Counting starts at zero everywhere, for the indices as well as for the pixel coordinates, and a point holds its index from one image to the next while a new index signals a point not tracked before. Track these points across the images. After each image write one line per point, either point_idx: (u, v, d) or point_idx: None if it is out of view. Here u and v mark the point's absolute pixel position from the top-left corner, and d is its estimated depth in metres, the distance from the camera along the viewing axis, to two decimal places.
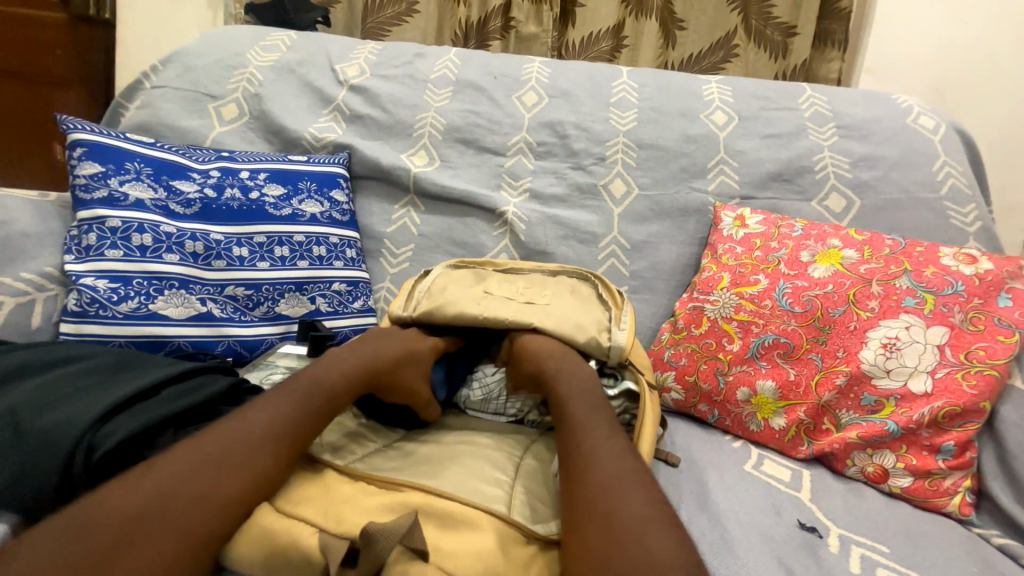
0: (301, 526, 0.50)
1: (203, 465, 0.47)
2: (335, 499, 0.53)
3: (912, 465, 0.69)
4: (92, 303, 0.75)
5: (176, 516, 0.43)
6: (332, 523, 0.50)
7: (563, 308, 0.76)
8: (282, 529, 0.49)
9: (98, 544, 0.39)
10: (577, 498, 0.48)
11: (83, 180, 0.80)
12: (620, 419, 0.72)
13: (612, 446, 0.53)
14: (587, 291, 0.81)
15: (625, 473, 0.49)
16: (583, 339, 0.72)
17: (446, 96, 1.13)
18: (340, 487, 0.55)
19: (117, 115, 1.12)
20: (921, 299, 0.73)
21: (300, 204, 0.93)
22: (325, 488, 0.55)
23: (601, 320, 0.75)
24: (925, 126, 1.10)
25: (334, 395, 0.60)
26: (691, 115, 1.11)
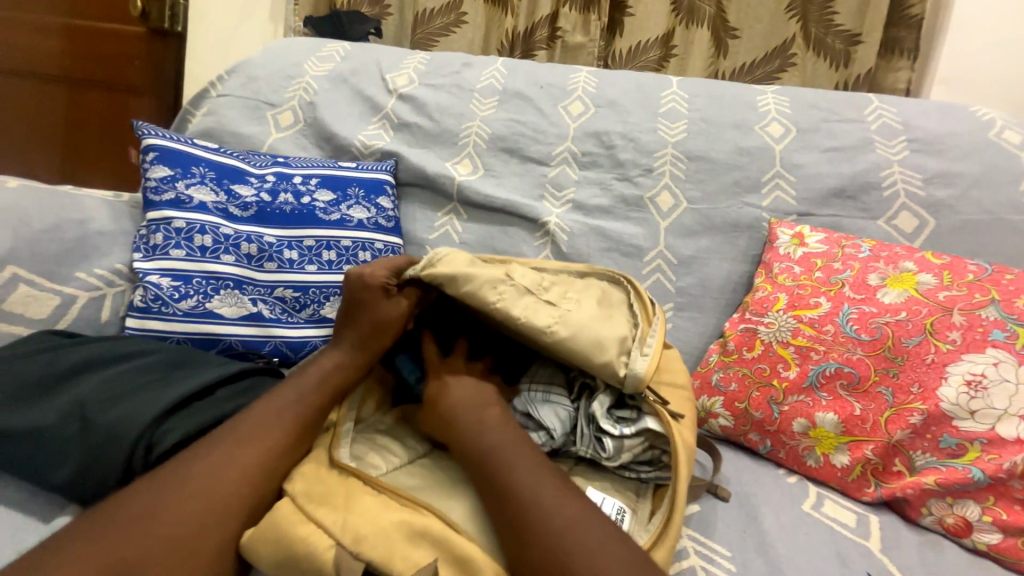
0: (318, 536, 0.50)
1: (209, 488, 0.51)
2: (356, 510, 0.52)
3: (1001, 520, 0.61)
4: (155, 300, 0.79)
5: (208, 498, 0.51)
6: (348, 536, 0.49)
7: (586, 317, 0.68)
8: (300, 538, 0.49)
9: (146, 526, 0.47)
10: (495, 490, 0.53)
11: (154, 183, 0.85)
12: (650, 456, 0.66)
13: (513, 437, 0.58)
14: (617, 308, 0.73)
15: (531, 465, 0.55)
16: (599, 361, 0.65)
17: (491, 105, 1.14)
18: (362, 500, 0.54)
19: (185, 121, 1.19)
20: (1012, 332, 0.65)
21: (348, 210, 0.95)
22: (349, 498, 0.54)
23: (624, 339, 0.67)
24: (1011, 141, 1.00)
25: (337, 386, 0.66)
26: (745, 127, 1.06)
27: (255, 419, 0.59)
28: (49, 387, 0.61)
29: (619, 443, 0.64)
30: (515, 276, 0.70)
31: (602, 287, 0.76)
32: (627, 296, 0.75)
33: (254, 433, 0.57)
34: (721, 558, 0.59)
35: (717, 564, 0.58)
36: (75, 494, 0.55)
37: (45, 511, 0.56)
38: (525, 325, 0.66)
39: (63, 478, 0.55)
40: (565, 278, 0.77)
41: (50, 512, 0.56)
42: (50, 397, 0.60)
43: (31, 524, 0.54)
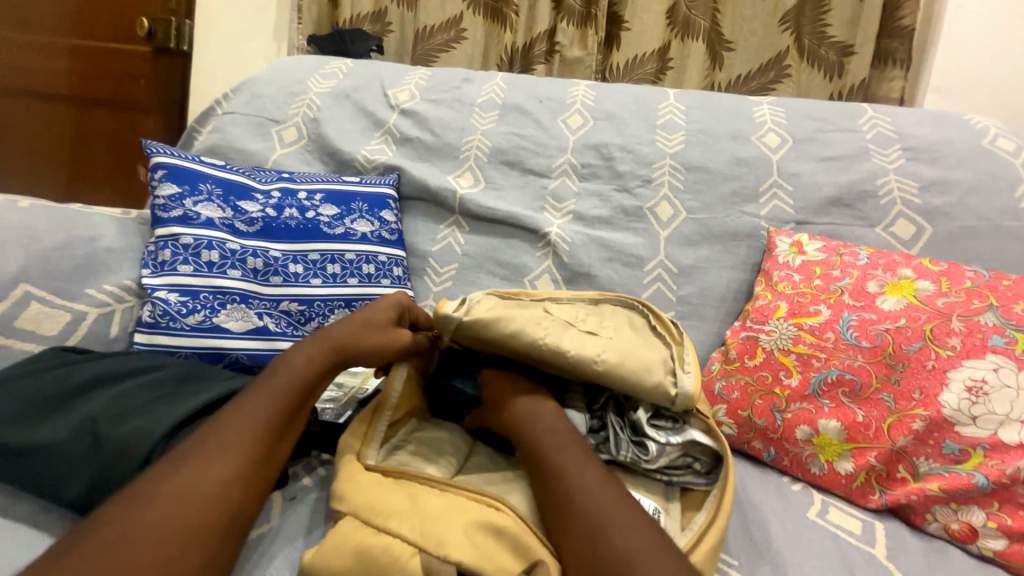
0: (397, 544, 0.49)
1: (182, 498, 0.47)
2: (428, 514, 0.51)
3: (1007, 526, 0.61)
4: (163, 315, 0.80)
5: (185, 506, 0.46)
6: (430, 543, 0.48)
7: (628, 343, 0.70)
8: (380, 546, 0.49)
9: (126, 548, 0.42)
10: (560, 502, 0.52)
11: (162, 200, 0.87)
12: (681, 462, 0.66)
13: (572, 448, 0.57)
14: (641, 322, 0.77)
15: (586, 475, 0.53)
16: (649, 383, 0.66)
17: (492, 119, 1.16)
18: (429, 501, 0.53)
19: (192, 138, 1.21)
20: (1012, 338, 0.66)
21: (352, 224, 0.96)
22: (415, 503, 0.53)
23: (665, 360, 0.69)
24: (1004, 149, 1.02)
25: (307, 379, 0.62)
26: (742, 138, 1.08)
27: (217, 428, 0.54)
28: (59, 404, 0.62)
29: (661, 446, 0.64)
30: (554, 311, 0.73)
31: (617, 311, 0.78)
32: (645, 317, 0.77)
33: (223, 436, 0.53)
34: (731, 569, 0.58)
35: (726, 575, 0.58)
36: (86, 510, 0.55)
37: (54, 528, 0.56)
38: (574, 356, 0.66)
39: (75, 495, 0.55)
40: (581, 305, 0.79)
41: (59, 528, 0.56)
42: (61, 413, 0.61)
43: (40, 540, 0.54)
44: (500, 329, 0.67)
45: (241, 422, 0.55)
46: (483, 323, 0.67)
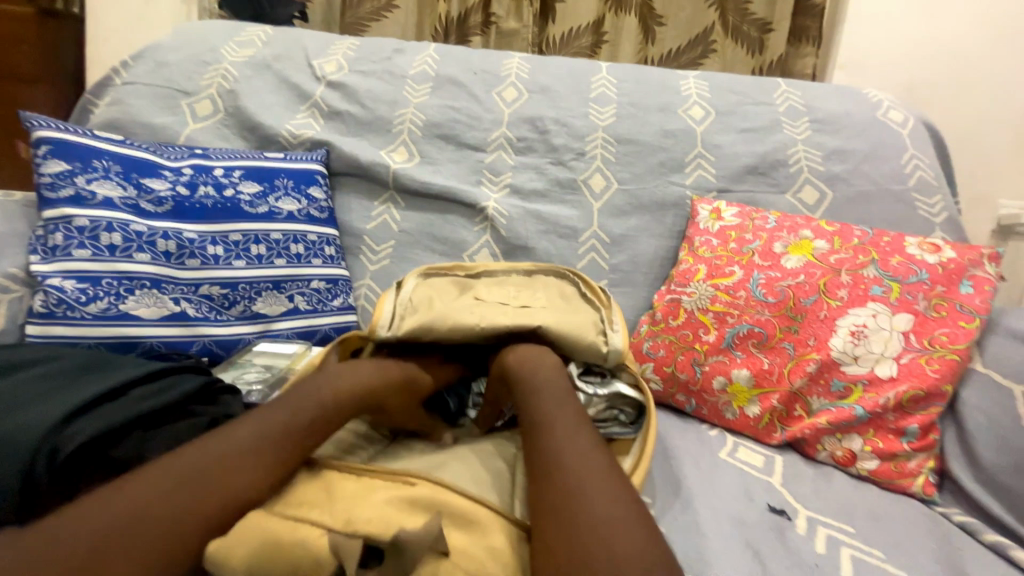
0: (306, 527, 0.45)
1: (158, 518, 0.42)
2: (341, 495, 0.51)
3: (879, 448, 0.71)
4: (59, 304, 0.73)
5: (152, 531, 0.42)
6: (342, 521, 0.46)
7: (558, 313, 0.76)
8: (286, 529, 0.45)
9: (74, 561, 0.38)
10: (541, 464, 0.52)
11: (48, 179, 0.78)
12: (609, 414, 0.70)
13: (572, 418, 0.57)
14: (571, 291, 0.82)
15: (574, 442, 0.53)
16: (583, 344, 0.71)
17: (425, 92, 1.13)
18: (343, 485, 0.53)
19: (87, 111, 1.09)
20: (888, 287, 0.75)
21: (276, 202, 0.92)
22: (330, 486, 0.53)
23: (595, 322, 0.75)
24: (895, 120, 1.13)
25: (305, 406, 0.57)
26: (669, 110, 1.13)
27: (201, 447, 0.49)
28: None
29: (589, 397, 0.69)
30: (484, 297, 0.78)
31: (553, 283, 0.84)
32: (576, 287, 0.83)
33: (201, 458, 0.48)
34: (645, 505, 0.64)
35: None
36: None
37: None
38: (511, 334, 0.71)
39: None
40: (515, 281, 0.84)
41: None
42: None
43: None
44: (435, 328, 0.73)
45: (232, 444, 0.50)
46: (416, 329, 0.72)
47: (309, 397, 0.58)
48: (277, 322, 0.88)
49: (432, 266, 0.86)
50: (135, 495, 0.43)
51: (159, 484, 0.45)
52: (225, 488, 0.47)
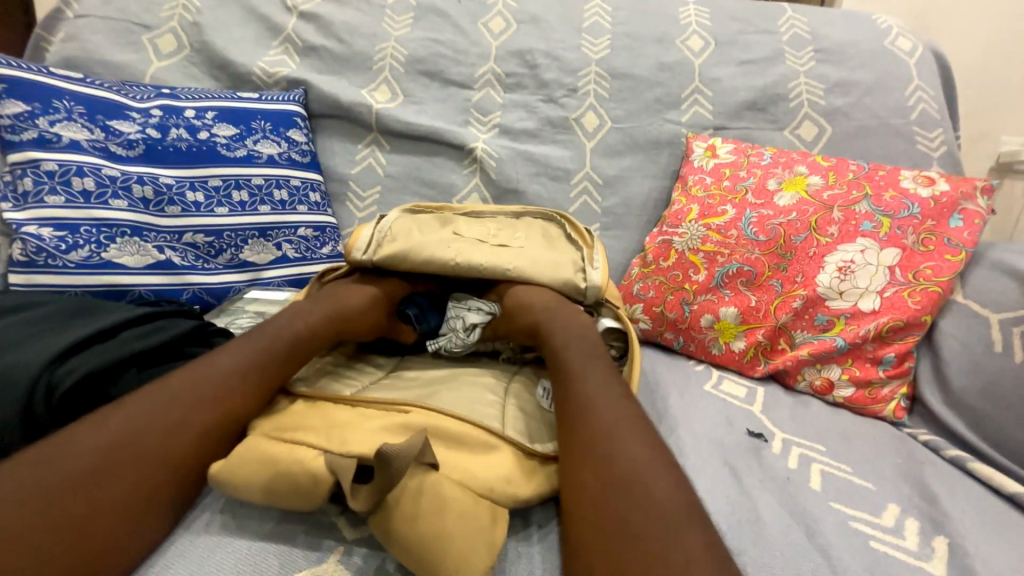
0: (302, 450, 0.50)
1: (156, 434, 0.47)
2: (334, 423, 0.54)
3: (855, 376, 0.74)
4: (39, 252, 0.71)
5: (149, 445, 0.46)
6: (335, 443, 0.50)
7: (536, 249, 0.77)
8: (284, 453, 0.50)
9: (82, 463, 0.43)
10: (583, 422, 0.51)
11: (7, 121, 0.74)
12: None
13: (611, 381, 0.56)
14: (556, 231, 0.82)
15: (615, 401, 0.52)
16: (560, 278, 0.74)
17: (406, 24, 1.05)
18: (338, 413, 0.57)
19: (40, 49, 1.01)
20: (878, 223, 0.75)
21: (255, 145, 0.88)
22: (324, 417, 0.56)
23: (575, 260, 0.76)
24: (903, 48, 1.07)
25: (296, 346, 0.61)
26: (666, 41, 1.06)
27: (196, 372, 0.53)
28: None
29: None
30: (463, 232, 0.77)
31: (538, 224, 0.83)
32: (561, 228, 0.82)
33: (201, 383, 0.52)
34: None
35: None
36: None
37: None
38: (488, 267, 0.73)
39: None
40: (502, 219, 0.83)
41: None
42: None
43: None
44: (415, 260, 0.74)
45: (225, 370, 0.54)
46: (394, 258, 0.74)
47: (277, 328, 0.61)
48: (267, 270, 0.87)
49: (420, 205, 0.85)
50: (118, 419, 0.47)
51: (139, 410, 0.48)
52: (205, 409, 0.50)
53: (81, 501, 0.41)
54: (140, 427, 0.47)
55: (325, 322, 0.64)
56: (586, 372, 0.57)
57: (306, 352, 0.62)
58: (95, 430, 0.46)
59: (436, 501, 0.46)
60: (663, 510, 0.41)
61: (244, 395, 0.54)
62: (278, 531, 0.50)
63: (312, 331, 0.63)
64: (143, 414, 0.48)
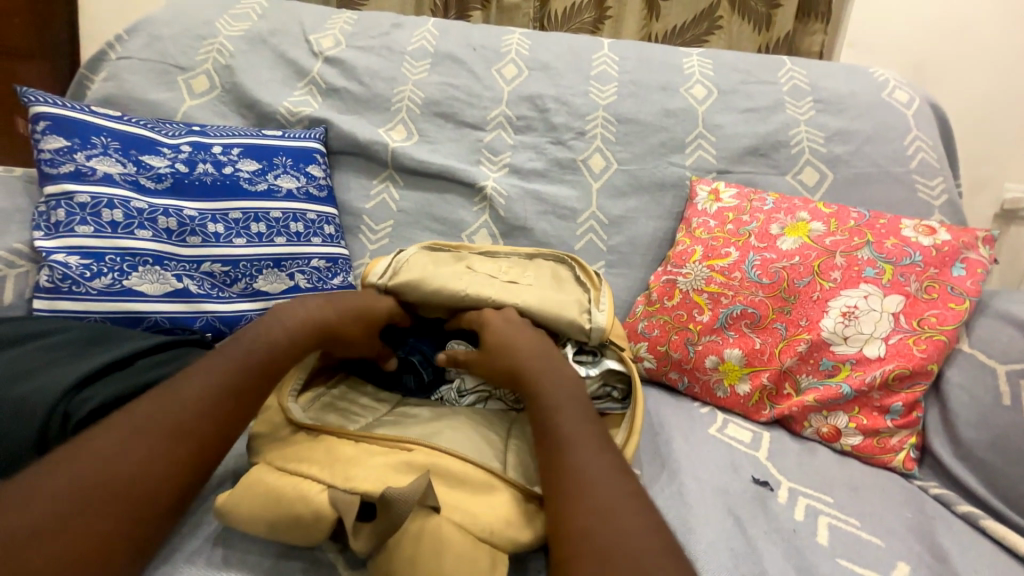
0: (308, 484, 0.51)
1: (142, 454, 0.47)
2: (339, 458, 0.54)
3: (862, 425, 0.73)
4: (65, 279, 0.75)
5: (134, 465, 0.47)
6: (340, 479, 0.51)
7: (542, 289, 0.77)
8: (289, 486, 0.51)
9: (71, 488, 0.44)
10: (557, 468, 0.51)
11: (48, 155, 0.79)
12: (602, 391, 0.73)
13: (583, 420, 0.56)
14: (566, 273, 0.83)
15: (588, 444, 0.53)
16: (566, 320, 0.73)
17: (424, 69, 1.11)
18: (343, 448, 0.56)
19: (82, 87, 1.08)
20: (881, 269, 0.76)
21: (276, 180, 0.92)
22: (329, 451, 0.55)
23: (580, 302, 0.76)
24: (900, 100, 1.11)
25: (277, 357, 0.61)
26: (671, 89, 1.11)
27: (176, 390, 0.53)
28: None
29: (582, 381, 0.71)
30: (476, 268, 0.80)
31: (549, 266, 0.84)
32: (571, 270, 0.83)
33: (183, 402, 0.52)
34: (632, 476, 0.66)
35: None
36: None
37: None
38: (495, 301, 0.74)
39: None
40: (514, 260, 0.85)
41: None
42: None
43: None
44: (425, 288, 0.75)
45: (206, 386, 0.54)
46: (408, 282, 0.75)
47: (250, 346, 0.60)
48: (279, 299, 0.89)
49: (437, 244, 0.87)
50: (90, 452, 0.46)
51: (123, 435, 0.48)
52: (188, 428, 0.51)
53: (64, 539, 0.41)
54: (111, 458, 0.46)
55: (300, 331, 0.64)
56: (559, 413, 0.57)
57: (283, 362, 0.61)
58: (81, 453, 0.46)
59: (432, 542, 0.46)
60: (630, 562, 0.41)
61: (226, 410, 0.54)
62: (277, 566, 0.50)
63: (292, 342, 0.63)
64: (127, 438, 0.48)
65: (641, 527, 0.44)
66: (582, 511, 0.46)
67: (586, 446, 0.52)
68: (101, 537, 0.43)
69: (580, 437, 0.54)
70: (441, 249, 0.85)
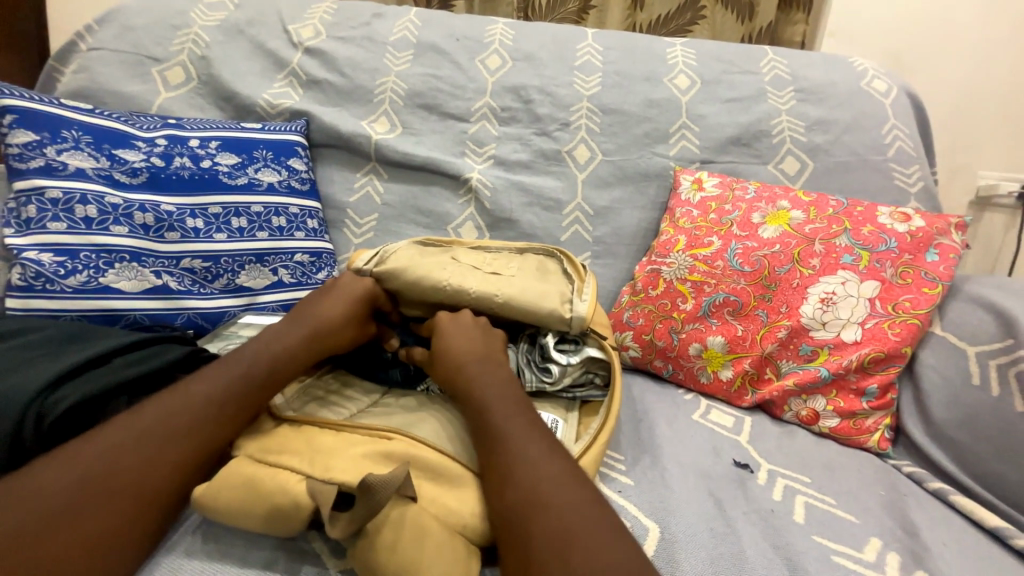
0: (286, 476, 0.51)
1: (136, 461, 0.48)
2: (318, 448, 0.54)
3: (840, 407, 0.75)
4: (38, 277, 0.73)
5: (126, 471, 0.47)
6: (319, 470, 0.51)
7: (526, 279, 0.77)
8: (268, 477, 0.51)
9: (64, 492, 0.44)
10: (496, 463, 0.52)
11: (16, 149, 0.77)
12: (585, 378, 0.74)
13: (516, 411, 0.57)
14: (553, 266, 0.83)
15: (523, 434, 0.54)
16: (547, 309, 0.73)
17: (406, 59, 1.10)
18: (322, 438, 0.56)
19: (52, 79, 1.05)
20: (858, 256, 0.77)
21: (256, 173, 0.91)
22: (309, 442, 0.55)
23: (564, 292, 0.76)
24: (878, 89, 1.13)
25: (277, 369, 0.61)
26: (655, 80, 1.11)
27: (175, 398, 0.54)
28: None
29: (563, 368, 0.72)
30: (461, 258, 0.80)
31: (538, 260, 0.84)
32: (560, 263, 0.83)
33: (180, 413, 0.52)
34: (616, 462, 0.67)
35: (612, 467, 0.66)
36: None
37: None
38: (475, 292, 0.74)
39: None
40: (503, 253, 0.85)
41: None
42: None
43: None
44: (407, 277, 0.75)
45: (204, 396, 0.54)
46: (391, 270, 0.76)
47: (248, 360, 0.60)
48: (262, 295, 0.88)
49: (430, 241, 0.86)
50: (84, 457, 0.47)
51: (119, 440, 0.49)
52: (183, 438, 0.51)
53: (55, 541, 0.42)
54: (108, 469, 0.47)
55: (299, 345, 0.64)
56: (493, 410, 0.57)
57: (284, 374, 0.61)
58: (77, 458, 0.47)
59: (411, 530, 0.47)
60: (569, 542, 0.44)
61: (222, 420, 0.54)
62: (262, 558, 0.50)
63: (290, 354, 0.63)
64: (123, 444, 0.49)
65: (576, 504, 0.47)
66: (522, 511, 0.47)
67: (521, 436, 0.54)
68: (87, 539, 0.43)
69: (517, 429, 0.55)
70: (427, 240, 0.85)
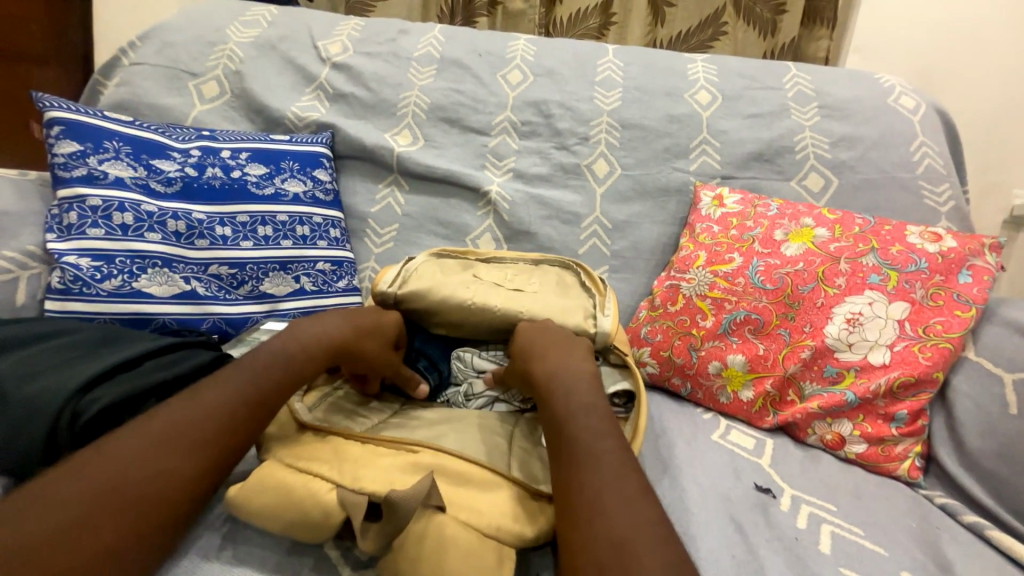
0: (317, 483, 0.51)
1: (160, 462, 0.48)
2: (346, 457, 0.55)
3: (867, 432, 0.72)
4: (76, 280, 0.76)
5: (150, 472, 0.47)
6: (348, 478, 0.51)
7: (547, 295, 0.78)
8: (298, 483, 0.51)
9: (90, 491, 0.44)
10: (563, 460, 0.53)
11: (61, 159, 0.80)
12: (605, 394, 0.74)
13: (593, 414, 0.57)
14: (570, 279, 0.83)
15: (594, 436, 0.54)
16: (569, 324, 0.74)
17: (430, 74, 1.13)
18: (349, 448, 0.57)
19: (96, 92, 1.10)
20: (886, 276, 0.75)
21: (283, 183, 0.93)
22: (336, 451, 0.56)
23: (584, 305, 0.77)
24: (906, 106, 1.11)
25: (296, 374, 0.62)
26: (675, 95, 1.11)
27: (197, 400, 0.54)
28: None
29: None
30: (483, 275, 0.80)
31: (555, 272, 0.84)
32: (577, 276, 0.83)
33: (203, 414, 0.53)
34: None
35: None
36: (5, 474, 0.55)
37: None
38: (500, 310, 0.75)
39: None
40: (521, 266, 0.85)
41: None
42: None
43: None
44: (434, 298, 0.76)
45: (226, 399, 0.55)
46: (416, 292, 0.77)
47: (274, 371, 0.60)
48: (284, 301, 0.90)
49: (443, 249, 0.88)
50: (109, 457, 0.47)
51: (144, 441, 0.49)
52: (204, 440, 0.51)
53: (80, 541, 0.42)
54: (130, 474, 0.47)
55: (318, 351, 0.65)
56: (570, 413, 0.57)
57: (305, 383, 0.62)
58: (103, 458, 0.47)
59: (437, 544, 0.47)
60: (624, 551, 0.42)
61: (243, 423, 0.55)
62: (278, 564, 0.51)
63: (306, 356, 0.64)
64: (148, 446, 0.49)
65: (639, 518, 0.45)
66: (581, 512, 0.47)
67: (592, 438, 0.53)
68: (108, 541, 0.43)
69: (588, 432, 0.54)
70: (448, 258, 0.86)
